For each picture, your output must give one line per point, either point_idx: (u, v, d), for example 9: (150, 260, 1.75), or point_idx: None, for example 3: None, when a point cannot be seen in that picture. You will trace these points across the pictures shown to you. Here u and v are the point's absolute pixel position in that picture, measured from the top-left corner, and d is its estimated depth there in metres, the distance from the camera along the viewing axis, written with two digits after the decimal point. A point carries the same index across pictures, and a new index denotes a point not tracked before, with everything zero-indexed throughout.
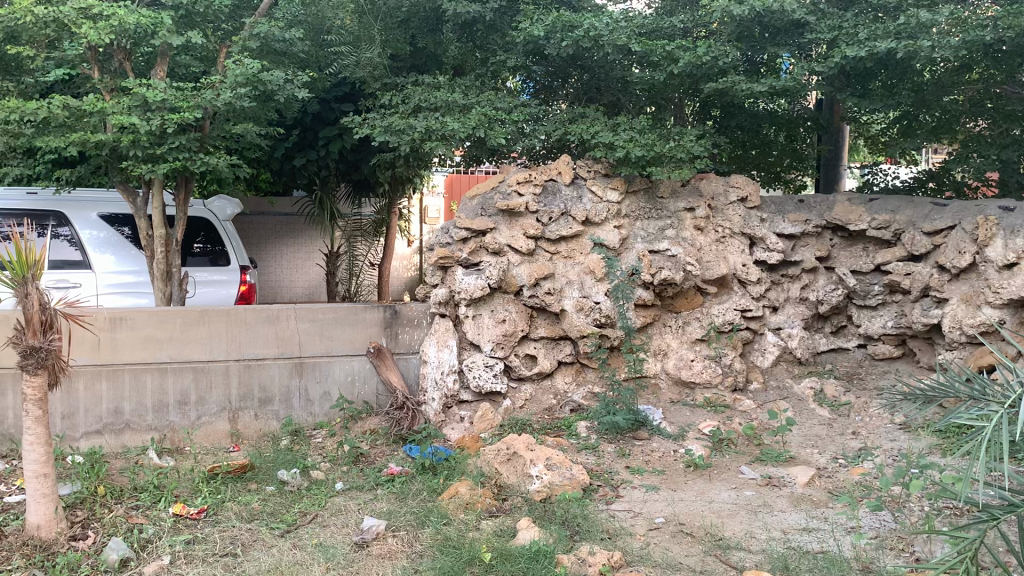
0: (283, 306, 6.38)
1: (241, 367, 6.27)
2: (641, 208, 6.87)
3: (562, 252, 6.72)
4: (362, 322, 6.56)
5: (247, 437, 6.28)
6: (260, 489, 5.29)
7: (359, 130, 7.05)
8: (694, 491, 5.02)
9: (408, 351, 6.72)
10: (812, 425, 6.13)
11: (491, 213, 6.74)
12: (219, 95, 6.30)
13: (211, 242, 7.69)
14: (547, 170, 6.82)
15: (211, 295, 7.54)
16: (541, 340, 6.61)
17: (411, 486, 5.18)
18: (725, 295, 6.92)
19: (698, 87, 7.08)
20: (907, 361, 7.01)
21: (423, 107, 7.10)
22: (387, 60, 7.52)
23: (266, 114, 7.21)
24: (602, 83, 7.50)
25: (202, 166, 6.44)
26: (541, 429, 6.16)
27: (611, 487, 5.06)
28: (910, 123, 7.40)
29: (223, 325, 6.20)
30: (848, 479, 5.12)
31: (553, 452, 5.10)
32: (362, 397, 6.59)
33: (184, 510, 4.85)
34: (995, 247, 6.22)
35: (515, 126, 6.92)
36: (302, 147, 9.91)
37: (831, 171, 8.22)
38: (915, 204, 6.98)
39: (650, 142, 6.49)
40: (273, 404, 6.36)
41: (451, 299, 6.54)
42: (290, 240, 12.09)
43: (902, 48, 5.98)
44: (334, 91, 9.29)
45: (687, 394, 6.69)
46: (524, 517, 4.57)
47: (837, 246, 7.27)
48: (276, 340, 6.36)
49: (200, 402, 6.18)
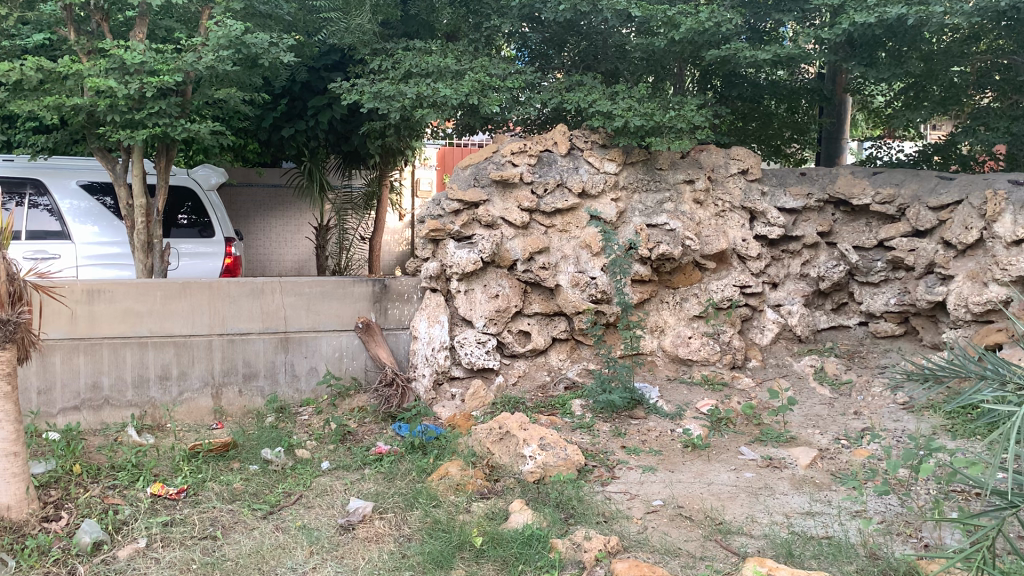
0: (268, 280, 6.17)
1: (225, 342, 6.06)
2: (639, 179, 6.69)
3: (557, 226, 6.48)
4: (351, 297, 6.36)
5: (231, 414, 6.09)
6: (242, 468, 5.11)
7: (347, 96, 6.75)
8: (692, 472, 4.85)
9: (398, 327, 6.49)
10: (813, 404, 5.96)
11: (484, 184, 6.48)
12: (201, 58, 6.03)
13: (197, 212, 7.45)
14: (543, 140, 6.57)
15: (196, 267, 7.30)
16: (535, 316, 6.42)
17: (400, 466, 4.99)
18: (724, 271, 6.74)
19: (699, 54, 6.83)
20: (909, 339, 6.83)
21: (414, 73, 6.82)
22: (377, 25, 7.26)
23: (251, 80, 6.95)
24: (601, 51, 7.25)
25: (183, 133, 6.16)
26: (535, 407, 5.96)
27: (607, 468, 4.89)
28: (917, 94, 7.14)
29: (206, 298, 5.99)
30: (851, 461, 4.96)
31: (547, 431, 4.91)
32: (351, 372, 6.40)
33: (163, 490, 4.67)
34: (1004, 223, 6.02)
35: (510, 94, 6.67)
36: (290, 117, 9.64)
37: (832, 144, 7.90)
38: (921, 177, 6.77)
39: (649, 111, 6.25)
40: (258, 379, 6.17)
41: (443, 274, 6.33)
42: (278, 212, 11.84)
43: (914, 13, 5.74)
44: (324, 59, 9.05)
45: (684, 371, 6.52)
46: (517, 499, 4.39)
47: (838, 221, 7.08)
48: (260, 315, 6.15)
49: (182, 377, 5.98)
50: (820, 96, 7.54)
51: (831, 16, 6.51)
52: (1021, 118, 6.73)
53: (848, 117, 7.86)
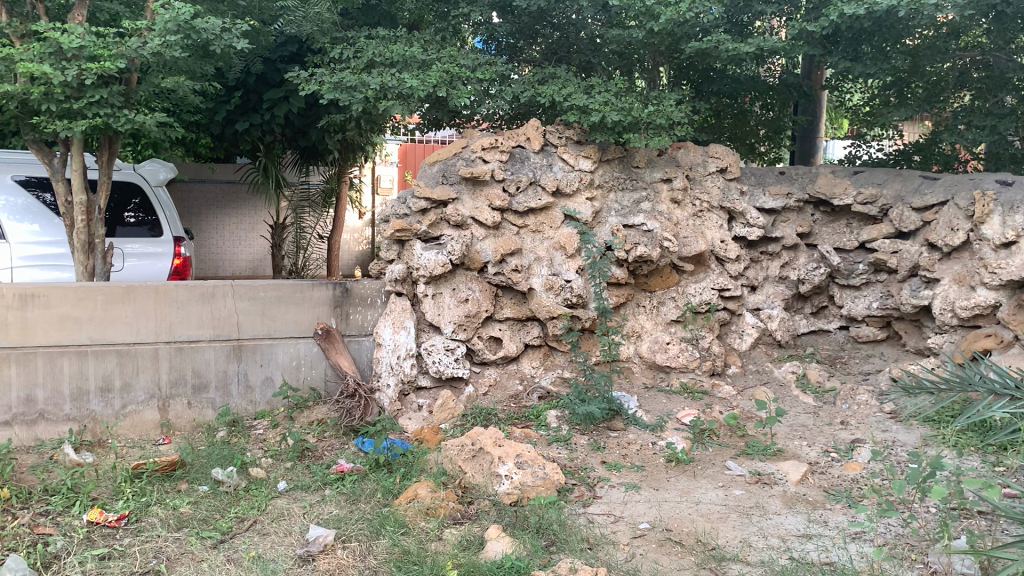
0: (220, 283, 5.71)
1: (172, 351, 5.61)
2: (615, 177, 6.38)
3: (530, 226, 6.15)
4: (309, 301, 5.91)
5: (179, 428, 5.65)
6: (190, 489, 4.68)
7: (306, 87, 6.30)
8: (677, 491, 4.54)
9: (360, 334, 6.04)
10: (797, 414, 5.69)
11: (453, 181, 6.10)
12: (146, 43, 5.54)
13: (144, 210, 6.97)
14: (515, 135, 6.20)
15: (143, 269, 6.82)
16: (506, 321, 6.09)
17: (364, 486, 4.61)
18: (702, 274, 6.45)
19: (678, 46, 6.55)
20: (892, 344, 6.60)
21: (378, 62, 6.40)
22: (337, 14, 6.84)
23: (203, 69, 6.49)
24: (574, 43, 6.94)
25: (126, 124, 5.66)
26: (507, 419, 5.59)
27: (587, 487, 4.55)
28: (902, 90, 6.90)
29: (152, 303, 5.54)
30: (843, 477, 4.69)
31: (524, 448, 4.58)
32: (309, 382, 5.97)
33: (101, 516, 4.23)
34: (992, 225, 5.78)
35: (480, 86, 6.32)
36: (245, 110, 9.19)
37: (808, 143, 7.92)
38: (904, 177, 6.56)
39: (628, 105, 5.92)
40: (209, 391, 5.73)
41: (409, 277, 5.96)
42: (233, 210, 11.33)
43: (906, 4, 5.54)
44: (280, 51, 8.58)
45: (662, 378, 6.22)
46: (494, 524, 4.05)
47: (818, 222, 6.87)
48: (211, 321, 5.70)
49: (125, 389, 5.53)
50: (801, 93, 7.33)
51: (815, 8, 6.25)
52: (1005, 116, 6.52)
53: (823, 114, 7.86)
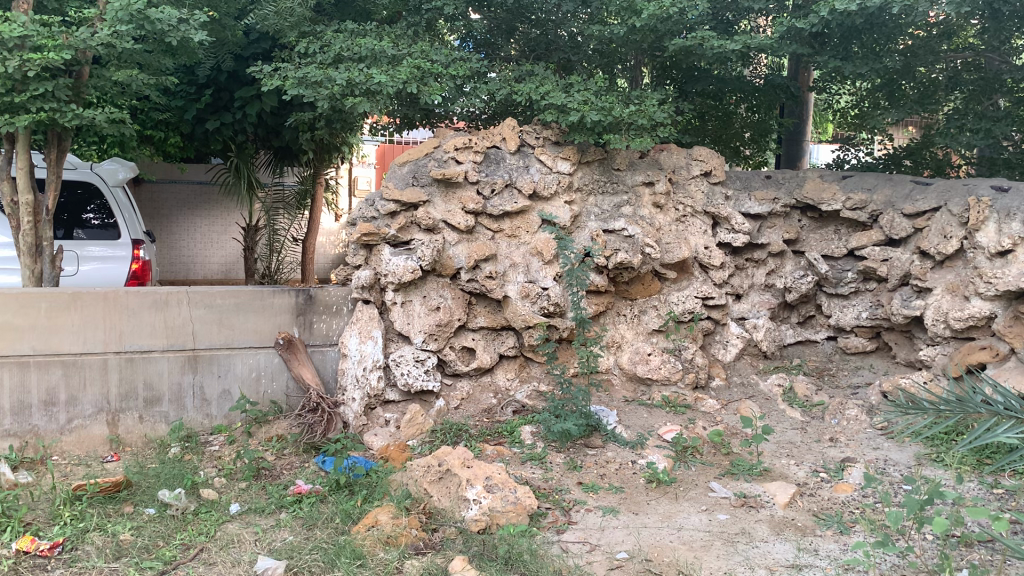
0: (173, 289, 5.37)
1: (122, 361, 5.27)
2: (595, 180, 6.08)
3: (505, 230, 5.85)
4: (270, 310, 5.58)
5: (129, 444, 5.31)
6: (135, 512, 4.35)
7: (269, 82, 5.97)
8: (658, 515, 4.24)
9: (324, 343, 5.73)
10: (784, 431, 5.41)
11: (424, 182, 5.74)
12: (95, 35, 5.20)
13: (105, 212, 6.59)
14: (490, 134, 5.91)
15: (99, 272, 6.42)
16: (479, 331, 5.79)
17: (322, 510, 4.30)
18: (685, 281, 6.17)
19: (661, 44, 6.27)
20: (881, 356, 6.36)
21: (346, 57, 6.08)
22: (308, 9, 6.50)
23: (160, 62, 6.14)
24: (553, 41, 6.65)
25: (73, 120, 5.33)
26: (480, 435, 5.28)
27: (562, 511, 4.25)
28: (893, 92, 6.59)
29: (101, 311, 5.19)
30: (833, 499, 4.44)
31: (494, 470, 4.27)
32: (269, 396, 5.65)
33: (33, 544, 3.88)
34: (987, 232, 5.52)
35: (453, 82, 6.01)
36: (216, 108, 8.84)
37: (793, 147, 7.66)
38: (895, 182, 6.31)
39: (608, 105, 5.63)
40: (161, 404, 5.39)
41: (377, 283, 5.61)
42: (204, 211, 10.96)
43: (900, 1, 5.28)
44: (252, 48, 8.18)
45: (643, 391, 5.93)
46: (459, 555, 3.73)
47: (805, 228, 6.60)
48: (164, 329, 5.36)
49: (71, 402, 5.19)
50: (789, 95, 7.05)
51: (803, 5, 5.99)
52: (1002, 118, 6.16)
53: (810, 117, 7.62)
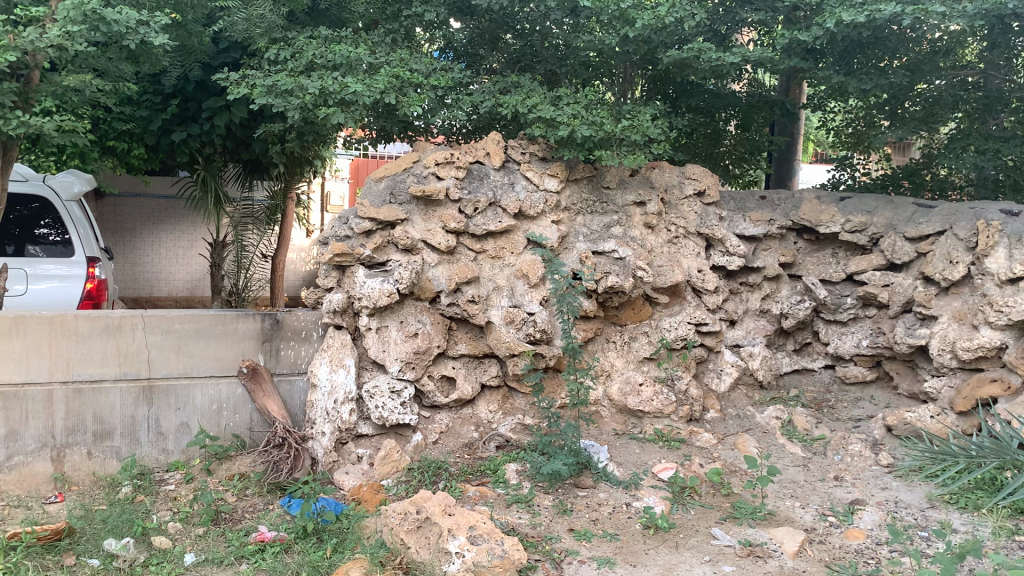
0: (128, 313, 4.93)
1: (69, 392, 4.83)
2: (584, 199, 5.73)
3: (488, 251, 5.47)
4: (233, 336, 5.15)
5: (75, 483, 4.88)
6: (77, 565, 3.90)
7: (235, 89, 5.57)
8: (659, 568, 3.87)
9: (292, 372, 5.32)
10: (785, 468, 5.07)
11: (402, 200, 5.35)
12: (47, 34, 4.76)
13: (60, 227, 6.11)
14: (473, 149, 5.54)
15: (51, 293, 5.86)
16: (460, 358, 5.40)
17: (287, 561, 3.90)
18: (678, 306, 5.82)
19: (654, 56, 5.97)
20: (882, 386, 6.04)
21: (319, 65, 5.71)
22: (281, 15, 6.12)
23: (118, 67, 5.70)
24: (539, 52, 6.33)
25: (19, 128, 4.85)
26: (460, 474, 4.87)
27: (552, 563, 3.88)
28: (895, 109, 6.36)
29: (46, 337, 4.75)
30: (845, 548, 4.09)
31: (478, 519, 3.87)
32: (231, 430, 5.21)
33: None
34: (997, 258, 5.26)
35: (433, 93, 5.67)
36: (183, 119, 8.41)
37: (784, 166, 7.38)
38: (896, 205, 6.03)
39: (599, 119, 5.30)
40: (112, 439, 4.95)
41: (350, 307, 5.21)
42: (169, 225, 10.47)
43: (910, 13, 5.02)
44: (222, 56, 7.75)
45: (634, 424, 5.56)
46: None
47: (801, 251, 6.29)
48: (116, 357, 4.91)
49: (12, 437, 4.75)
50: (783, 111, 6.76)
51: (805, 19, 5.75)
52: (1008, 139, 5.90)
53: (801, 135, 7.36)
